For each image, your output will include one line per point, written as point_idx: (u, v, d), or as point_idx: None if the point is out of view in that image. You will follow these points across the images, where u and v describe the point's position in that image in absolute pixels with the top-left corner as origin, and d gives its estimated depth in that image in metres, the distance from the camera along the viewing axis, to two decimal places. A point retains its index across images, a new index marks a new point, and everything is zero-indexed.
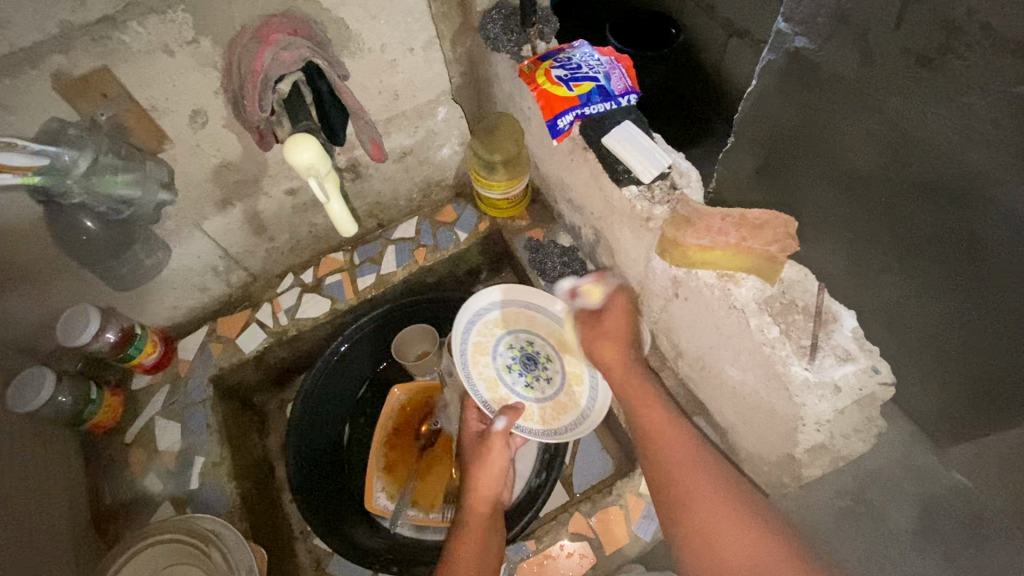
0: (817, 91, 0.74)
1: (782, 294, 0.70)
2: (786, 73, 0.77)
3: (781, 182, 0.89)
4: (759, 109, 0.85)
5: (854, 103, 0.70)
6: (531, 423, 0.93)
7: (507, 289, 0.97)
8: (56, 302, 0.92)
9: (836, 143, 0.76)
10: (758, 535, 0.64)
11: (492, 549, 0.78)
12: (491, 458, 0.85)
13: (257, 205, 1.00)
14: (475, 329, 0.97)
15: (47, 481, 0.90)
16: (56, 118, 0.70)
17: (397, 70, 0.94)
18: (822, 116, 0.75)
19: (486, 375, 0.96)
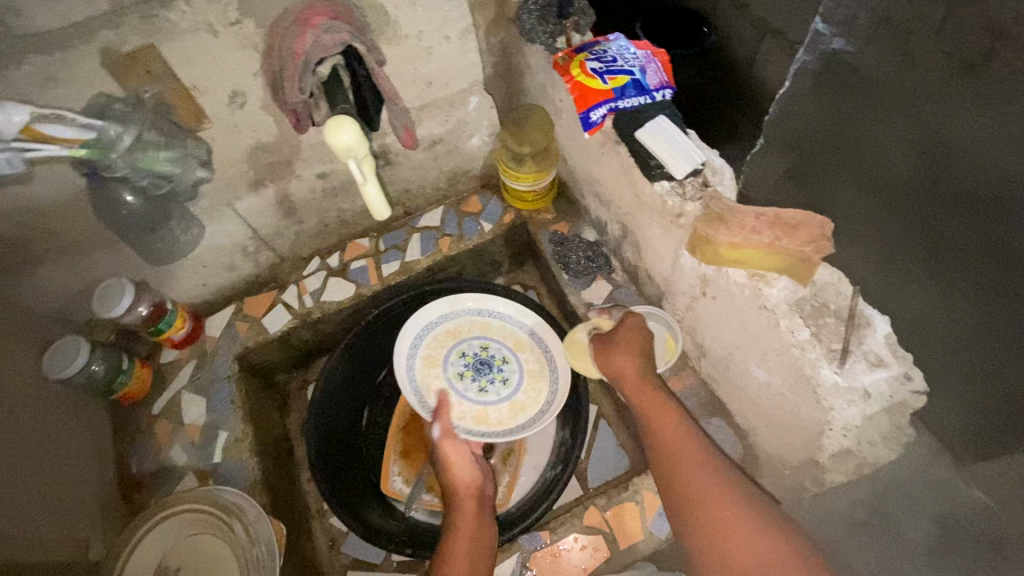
0: (853, 103, 0.65)
1: (813, 296, 0.69)
2: (819, 82, 0.68)
3: (805, 189, 0.78)
4: (786, 112, 0.75)
5: (886, 114, 0.63)
6: (486, 426, 0.99)
7: (453, 302, 1.07)
8: (92, 273, 0.95)
9: (869, 155, 0.67)
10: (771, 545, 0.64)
11: (485, 540, 0.79)
12: (449, 456, 0.90)
13: (289, 187, 1.01)
14: (424, 340, 1.04)
15: (77, 447, 0.93)
16: (102, 93, 0.72)
17: (432, 57, 0.95)
18: (852, 127, 0.67)
19: (436, 385, 1.02)
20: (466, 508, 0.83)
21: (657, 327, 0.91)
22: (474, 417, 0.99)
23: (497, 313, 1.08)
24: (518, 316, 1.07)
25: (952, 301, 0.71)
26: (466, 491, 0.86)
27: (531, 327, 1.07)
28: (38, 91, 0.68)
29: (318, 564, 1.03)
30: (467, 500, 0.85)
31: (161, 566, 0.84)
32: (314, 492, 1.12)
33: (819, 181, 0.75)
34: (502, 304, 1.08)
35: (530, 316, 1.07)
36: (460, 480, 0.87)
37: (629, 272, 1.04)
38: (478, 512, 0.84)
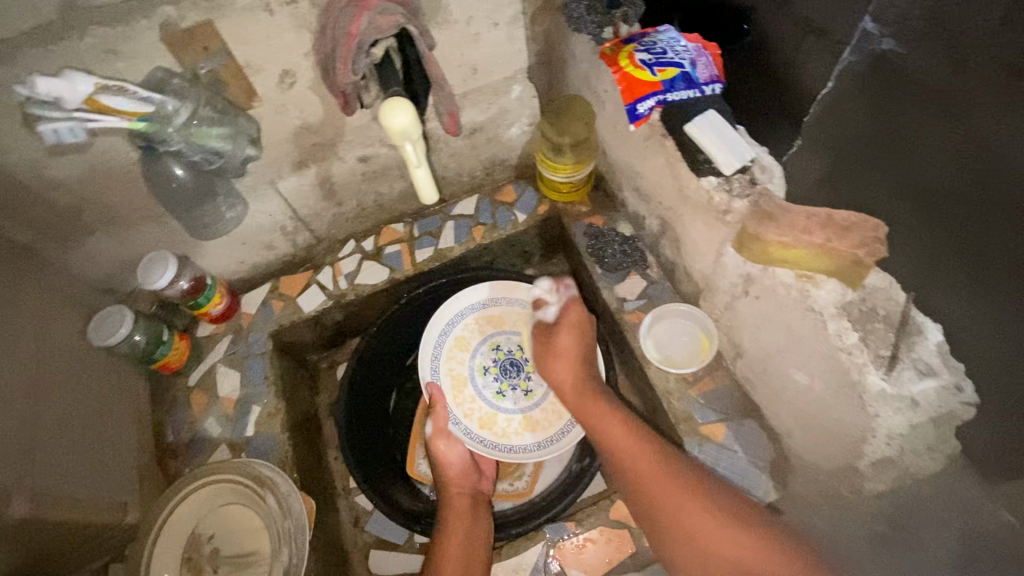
0: (904, 102, 0.62)
1: (861, 301, 0.67)
2: (865, 83, 0.65)
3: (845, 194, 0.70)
4: (828, 120, 0.71)
5: (935, 115, 0.59)
6: (486, 432, 1.04)
7: (509, 287, 1.12)
8: (139, 245, 0.98)
9: (909, 156, 0.62)
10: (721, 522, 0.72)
11: (478, 541, 0.86)
12: (444, 454, 0.97)
13: (331, 169, 1.02)
14: (461, 322, 1.11)
15: (118, 413, 0.96)
16: (161, 68, 0.73)
17: (479, 44, 0.95)
18: (902, 129, 0.62)
19: (456, 371, 1.08)
20: (459, 508, 0.92)
21: (690, 325, 0.96)
22: (479, 420, 1.05)
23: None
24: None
25: (986, 318, 0.60)
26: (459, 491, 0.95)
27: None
28: (100, 63, 0.70)
29: (344, 543, 1.04)
30: (461, 498, 0.93)
31: (197, 533, 0.87)
32: (340, 470, 1.14)
33: (856, 189, 0.69)
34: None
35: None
36: (455, 480, 0.96)
37: (665, 268, 1.03)
38: (471, 511, 0.92)
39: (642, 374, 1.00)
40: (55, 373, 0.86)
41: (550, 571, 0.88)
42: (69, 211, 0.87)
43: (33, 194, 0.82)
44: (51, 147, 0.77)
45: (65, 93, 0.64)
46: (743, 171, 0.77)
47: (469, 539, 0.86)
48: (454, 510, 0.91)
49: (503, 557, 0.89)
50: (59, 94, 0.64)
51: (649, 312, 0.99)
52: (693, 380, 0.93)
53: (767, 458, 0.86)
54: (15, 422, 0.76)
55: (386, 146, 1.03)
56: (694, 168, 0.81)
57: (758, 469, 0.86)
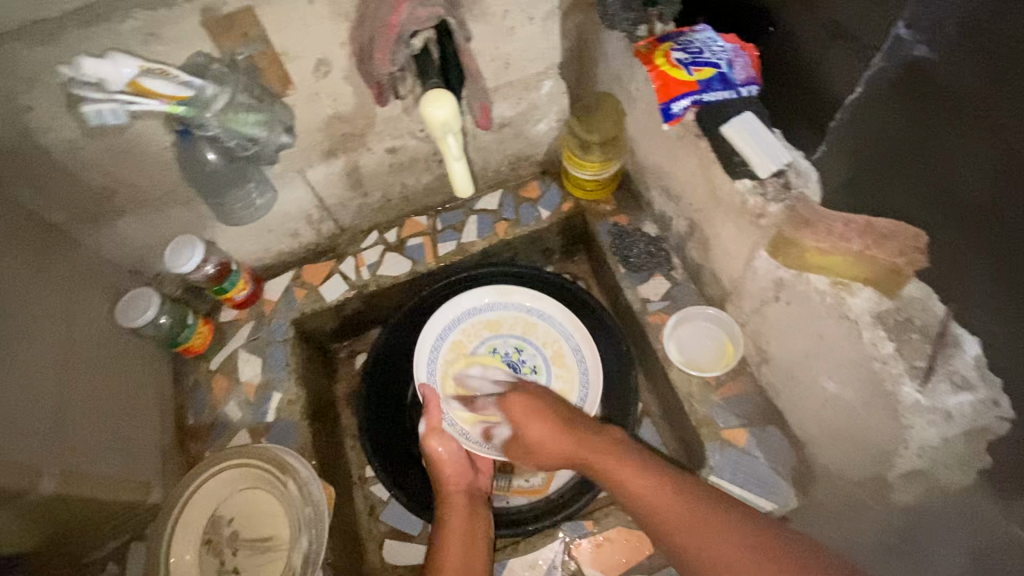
0: (929, 115, 0.56)
1: (898, 310, 0.66)
2: (895, 89, 0.59)
3: (869, 203, 0.66)
4: (858, 123, 0.65)
5: (965, 131, 0.53)
6: (483, 434, 1.02)
7: (506, 291, 1.12)
8: (168, 228, 0.99)
9: (936, 171, 0.57)
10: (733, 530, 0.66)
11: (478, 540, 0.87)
12: (440, 452, 0.96)
13: (359, 160, 1.03)
14: (458, 326, 1.10)
15: (142, 394, 0.97)
16: (201, 53, 0.74)
17: (513, 38, 0.94)
18: (924, 141, 0.57)
19: (453, 373, 1.07)
20: (456, 506, 0.92)
21: (714, 329, 0.96)
22: (477, 421, 1.02)
23: (548, 318, 1.11)
24: (569, 329, 1.10)
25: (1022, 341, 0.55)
26: (456, 487, 0.95)
27: (575, 344, 1.09)
28: (141, 45, 0.71)
29: (359, 531, 1.05)
30: (457, 495, 0.93)
31: (216, 516, 0.87)
32: (357, 459, 1.15)
33: (871, 196, 0.66)
34: (561, 311, 1.10)
35: (584, 330, 1.08)
36: (450, 476, 0.95)
37: (690, 270, 1.02)
38: (468, 505, 0.93)
39: (663, 375, 0.99)
40: (84, 353, 0.87)
41: (566, 568, 0.88)
42: (102, 193, 0.88)
43: (68, 174, 0.83)
44: (89, 129, 0.78)
45: (108, 74, 0.64)
46: (779, 175, 0.76)
47: (470, 542, 0.86)
48: (451, 507, 0.92)
49: (520, 552, 0.90)
50: (104, 76, 0.65)
51: (673, 314, 0.99)
52: (716, 384, 0.92)
53: (790, 464, 0.86)
54: (45, 399, 0.77)
55: (414, 138, 1.03)
56: (729, 170, 0.80)
57: (780, 477, 0.85)
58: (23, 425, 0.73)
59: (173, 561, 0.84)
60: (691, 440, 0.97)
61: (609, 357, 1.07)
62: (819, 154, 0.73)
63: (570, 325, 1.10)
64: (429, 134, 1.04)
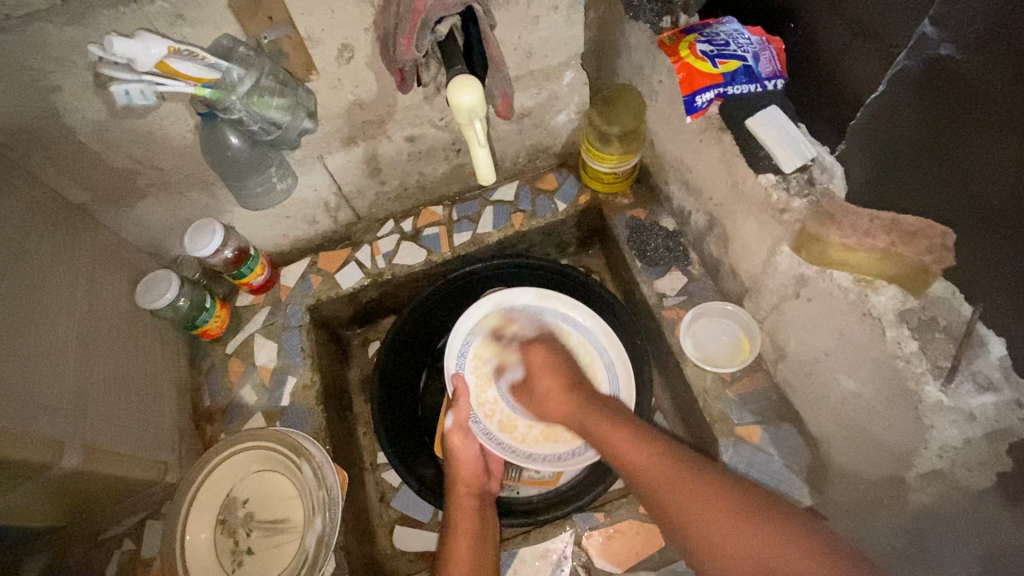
0: (953, 114, 0.57)
1: (922, 309, 0.66)
2: (918, 86, 0.59)
3: (892, 200, 0.68)
4: (879, 120, 0.66)
5: (989, 132, 0.54)
6: (506, 436, 1.02)
7: (546, 296, 1.09)
8: (189, 211, 0.99)
9: (963, 171, 0.58)
10: (727, 517, 0.65)
11: (482, 541, 0.85)
12: (457, 449, 0.95)
13: (378, 147, 1.03)
14: (492, 323, 1.08)
15: (161, 375, 0.98)
16: (227, 36, 0.74)
17: (536, 27, 0.94)
18: (948, 139, 0.58)
19: (482, 369, 1.06)
20: (467, 507, 0.90)
21: (730, 325, 0.95)
22: (500, 422, 1.03)
23: (585, 330, 1.08)
24: (605, 345, 1.07)
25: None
26: (467, 489, 0.93)
27: (609, 361, 1.05)
28: (169, 27, 0.71)
29: (370, 517, 1.06)
30: (468, 498, 0.91)
31: (231, 497, 0.89)
32: (369, 446, 1.15)
33: (891, 191, 0.67)
34: (600, 326, 1.07)
35: (620, 349, 1.05)
36: (463, 476, 0.94)
37: (708, 265, 1.01)
38: (477, 508, 0.91)
39: (677, 371, 0.99)
40: (104, 332, 0.88)
41: (577, 560, 0.88)
42: (125, 174, 0.89)
43: (93, 154, 0.84)
44: (115, 110, 0.78)
45: (138, 54, 0.64)
46: (803, 170, 0.75)
47: (480, 541, 0.85)
48: (461, 508, 0.90)
49: (530, 541, 0.90)
50: (133, 56, 0.64)
51: (689, 309, 0.98)
52: (731, 380, 0.92)
53: (804, 462, 0.85)
54: (67, 376, 0.79)
55: (434, 126, 1.04)
56: (752, 164, 0.80)
57: (794, 474, 0.85)
58: (48, 400, 0.75)
59: (188, 539, 0.85)
60: (704, 436, 0.96)
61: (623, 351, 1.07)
62: (838, 150, 0.73)
63: (606, 340, 1.07)
64: (448, 123, 1.05)
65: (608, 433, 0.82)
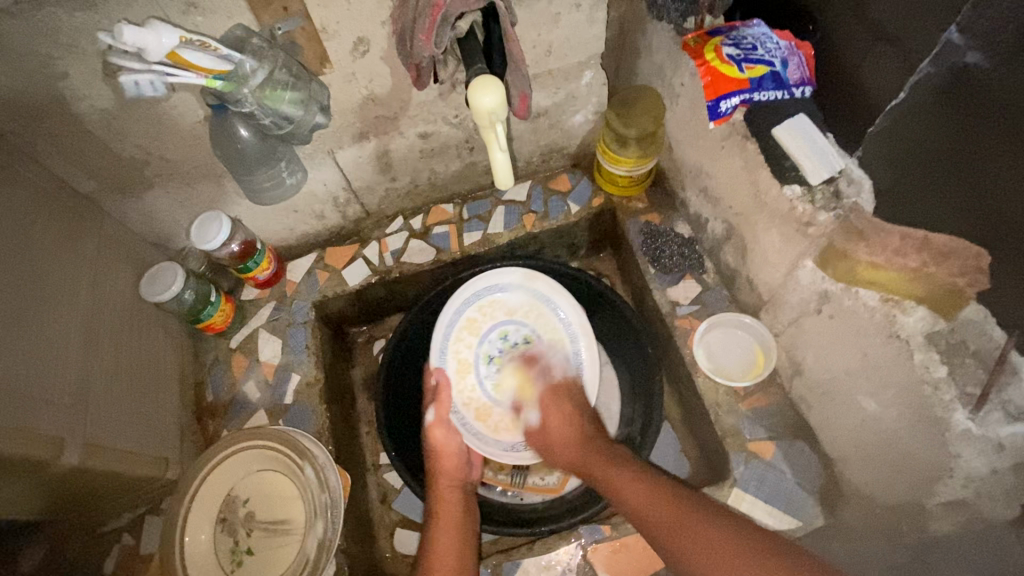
0: (976, 125, 0.55)
1: (950, 332, 0.63)
2: (943, 96, 0.58)
3: (900, 211, 0.66)
4: (897, 129, 0.65)
5: (1006, 148, 0.53)
6: (481, 424, 1.02)
7: (528, 277, 1.07)
8: (196, 204, 0.97)
9: (980, 184, 0.57)
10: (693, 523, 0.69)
11: (469, 539, 0.83)
12: (439, 442, 0.94)
13: (390, 144, 1.01)
14: (477, 303, 1.07)
15: (164, 368, 0.97)
16: (241, 27, 0.72)
17: (558, 25, 0.91)
18: (971, 151, 0.57)
19: (462, 356, 1.06)
20: (451, 501, 0.89)
21: (745, 338, 0.93)
22: (477, 410, 1.03)
23: (560, 315, 1.06)
24: (576, 331, 1.04)
25: None
26: (450, 482, 0.92)
27: (578, 350, 1.03)
28: (180, 15, 0.69)
29: (370, 518, 1.05)
30: (450, 490, 0.91)
31: (231, 495, 0.87)
32: (372, 446, 1.14)
33: (902, 206, 0.65)
34: (574, 311, 1.05)
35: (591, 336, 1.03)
36: (446, 467, 0.93)
37: (723, 275, 0.99)
38: (460, 501, 0.90)
39: (689, 382, 0.97)
40: (108, 324, 0.87)
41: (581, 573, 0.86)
42: (133, 164, 0.87)
43: (100, 144, 0.82)
44: (123, 99, 0.76)
45: (149, 43, 0.62)
46: (829, 182, 0.73)
47: (462, 531, 0.84)
48: (445, 501, 0.89)
49: (535, 552, 0.88)
50: (144, 46, 0.62)
51: (703, 319, 0.96)
52: (744, 394, 0.90)
53: (817, 482, 0.83)
54: (69, 370, 0.77)
55: (448, 124, 1.01)
56: (778, 173, 0.77)
57: (807, 494, 0.83)
58: (48, 396, 0.73)
59: (188, 540, 0.84)
60: (714, 450, 0.94)
61: (634, 358, 1.06)
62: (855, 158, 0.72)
63: (578, 326, 1.04)
64: (462, 120, 1.02)
65: (614, 480, 0.81)
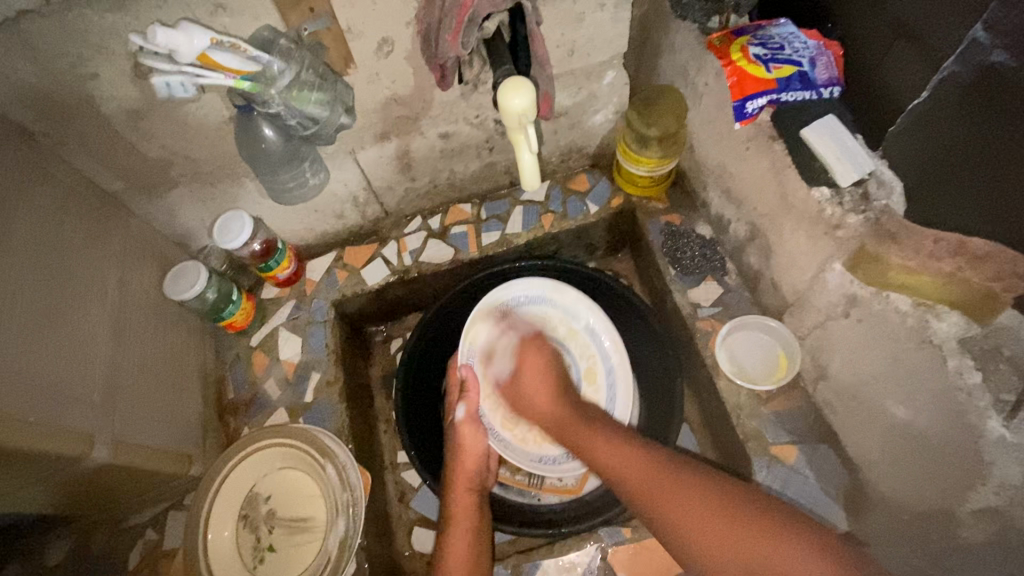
0: (1004, 123, 0.55)
1: (984, 338, 0.61)
2: (964, 92, 0.58)
3: (931, 206, 0.65)
4: (925, 127, 0.64)
5: None
6: (507, 433, 1.01)
7: (557, 290, 1.07)
8: (218, 203, 0.98)
9: (1007, 183, 0.56)
10: (707, 495, 0.65)
11: (483, 542, 0.85)
12: (466, 441, 0.94)
13: (411, 144, 1.01)
14: (504, 312, 1.07)
15: (187, 366, 0.98)
16: (268, 27, 0.73)
17: (581, 24, 0.91)
18: (994, 148, 0.56)
19: None
20: (468, 504, 0.89)
21: (770, 342, 0.92)
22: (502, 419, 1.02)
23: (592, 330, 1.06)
24: (608, 349, 1.05)
25: None
26: (468, 485, 0.91)
27: (609, 368, 1.04)
28: (209, 16, 0.70)
29: (389, 517, 1.05)
30: (468, 493, 0.90)
31: (253, 493, 0.88)
32: (390, 444, 1.14)
33: (929, 204, 0.66)
34: (604, 330, 1.05)
35: (622, 356, 1.03)
36: (464, 469, 0.92)
37: (744, 277, 0.98)
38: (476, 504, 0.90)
39: (710, 384, 0.96)
40: (134, 321, 0.88)
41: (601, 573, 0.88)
42: (158, 164, 0.88)
43: (127, 143, 0.83)
44: (151, 99, 0.77)
45: (181, 46, 0.62)
46: (858, 184, 0.72)
47: (476, 536, 0.85)
48: (461, 502, 0.88)
49: (555, 553, 0.89)
50: (175, 47, 0.62)
51: (725, 322, 0.95)
52: (766, 397, 0.89)
53: (842, 486, 0.83)
54: (98, 368, 0.78)
55: (469, 124, 1.01)
56: (805, 175, 0.76)
57: (832, 498, 0.82)
58: (78, 391, 0.74)
59: (211, 537, 0.84)
60: (735, 453, 0.94)
61: (653, 362, 1.05)
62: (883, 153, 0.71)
63: (610, 346, 1.05)
64: (483, 120, 1.02)
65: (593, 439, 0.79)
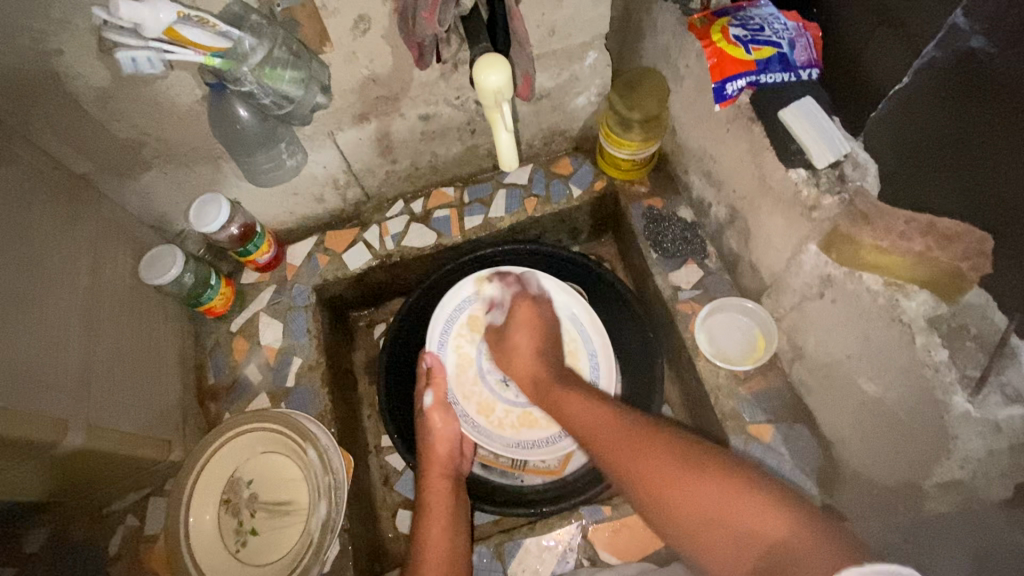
0: (979, 109, 0.56)
1: (952, 316, 0.64)
2: (948, 80, 0.58)
3: (905, 193, 0.67)
4: (903, 113, 0.65)
5: (1005, 130, 0.53)
6: (483, 419, 1.03)
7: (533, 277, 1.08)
8: (195, 185, 0.96)
9: (980, 169, 0.57)
10: (676, 450, 0.69)
11: (461, 534, 0.84)
12: (437, 427, 0.95)
13: (391, 125, 1.00)
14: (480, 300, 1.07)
15: (165, 352, 0.96)
16: (239, 2, 0.71)
17: (562, 4, 0.90)
18: (968, 135, 0.58)
19: (462, 351, 1.06)
20: (440, 490, 0.89)
21: (748, 324, 0.93)
22: (478, 405, 1.04)
23: (570, 314, 1.07)
24: (588, 331, 1.06)
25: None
26: (441, 471, 0.92)
27: (591, 349, 1.05)
28: None
29: (373, 499, 1.06)
30: (442, 479, 0.91)
31: (235, 477, 0.88)
32: (374, 428, 1.14)
33: (903, 189, 0.67)
34: (581, 311, 1.07)
35: (603, 338, 1.05)
36: (437, 455, 0.93)
37: (725, 259, 0.99)
38: (451, 490, 0.90)
39: (689, 366, 0.97)
40: (108, 305, 0.86)
41: (582, 551, 0.89)
42: (129, 145, 0.86)
43: (96, 124, 0.81)
44: (119, 76, 0.75)
45: (146, 19, 0.61)
46: (835, 165, 0.73)
47: (452, 525, 0.84)
48: (434, 491, 0.89)
49: (536, 532, 0.90)
50: (140, 21, 0.61)
51: (705, 304, 0.96)
52: (743, 377, 0.91)
53: (816, 464, 0.84)
54: (70, 353, 0.77)
55: (450, 105, 1.00)
56: (782, 157, 0.76)
57: (806, 475, 0.84)
58: (50, 376, 0.73)
59: (193, 520, 0.84)
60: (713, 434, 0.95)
61: (636, 344, 1.07)
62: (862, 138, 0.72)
63: (590, 327, 1.06)
64: (465, 102, 1.01)
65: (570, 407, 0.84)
